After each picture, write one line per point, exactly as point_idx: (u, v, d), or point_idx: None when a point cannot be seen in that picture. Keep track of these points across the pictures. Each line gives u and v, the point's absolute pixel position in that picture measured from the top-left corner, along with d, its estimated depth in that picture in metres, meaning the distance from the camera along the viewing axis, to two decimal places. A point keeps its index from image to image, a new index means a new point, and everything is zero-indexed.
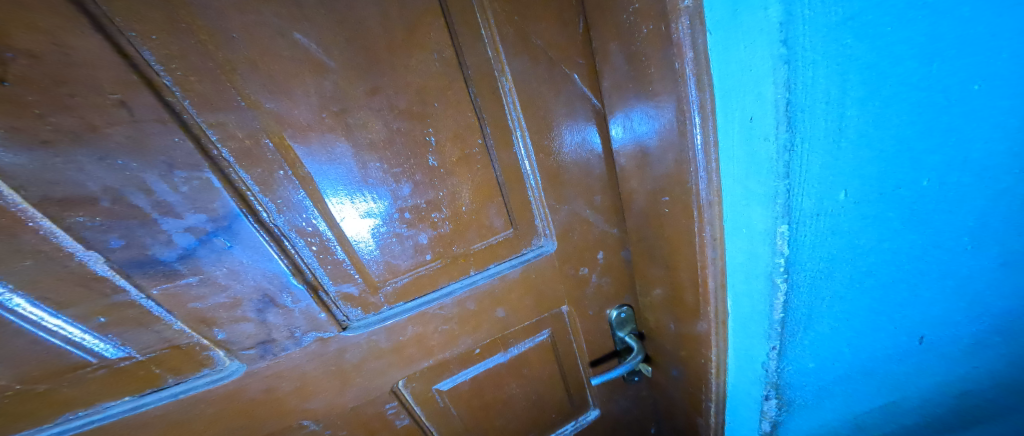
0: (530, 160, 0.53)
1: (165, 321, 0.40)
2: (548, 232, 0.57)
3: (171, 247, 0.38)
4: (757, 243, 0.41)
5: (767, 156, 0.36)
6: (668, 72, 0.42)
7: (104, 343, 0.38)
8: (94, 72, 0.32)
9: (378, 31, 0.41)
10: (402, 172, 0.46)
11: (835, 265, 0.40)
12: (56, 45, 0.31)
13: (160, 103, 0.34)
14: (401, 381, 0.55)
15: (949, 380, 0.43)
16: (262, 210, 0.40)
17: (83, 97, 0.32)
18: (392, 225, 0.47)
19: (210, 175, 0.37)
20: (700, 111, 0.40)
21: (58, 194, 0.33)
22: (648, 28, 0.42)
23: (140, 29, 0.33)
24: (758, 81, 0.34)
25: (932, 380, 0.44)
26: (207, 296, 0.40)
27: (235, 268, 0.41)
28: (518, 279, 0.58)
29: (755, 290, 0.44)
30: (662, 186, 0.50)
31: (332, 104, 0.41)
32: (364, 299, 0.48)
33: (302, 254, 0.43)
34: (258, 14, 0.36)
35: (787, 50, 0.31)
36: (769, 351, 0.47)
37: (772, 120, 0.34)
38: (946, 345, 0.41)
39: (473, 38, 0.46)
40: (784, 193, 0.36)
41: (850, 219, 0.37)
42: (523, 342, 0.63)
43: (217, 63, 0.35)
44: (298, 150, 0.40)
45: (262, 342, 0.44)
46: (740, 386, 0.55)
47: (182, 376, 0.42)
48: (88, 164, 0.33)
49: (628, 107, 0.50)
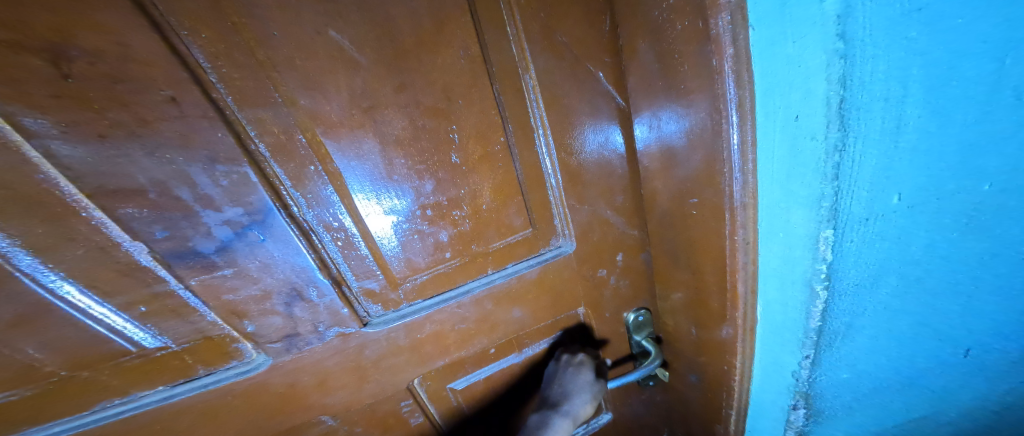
0: (552, 159, 0.53)
1: (200, 313, 0.40)
2: (567, 232, 0.57)
3: (210, 239, 0.38)
4: (795, 248, 0.43)
5: (814, 157, 0.37)
6: (704, 70, 0.41)
7: (143, 332, 0.39)
8: (149, 69, 0.33)
9: (409, 28, 0.41)
10: (425, 170, 0.46)
11: (882, 271, 0.39)
12: (115, 43, 0.31)
13: (205, 99, 0.35)
14: (417, 379, 0.56)
15: (997, 395, 0.41)
16: (294, 205, 0.41)
17: (138, 93, 0.33)
18: (414, 221, 0.47)
19: (248, 170, 0.37)
20: (739, 110, 0.40)
21: (110, 186, 0.34)
22: (683, 24, 0.41)
23: (191, 27, 0.33)
24: (809, 77, 0.34)
25: (976, 396, 0.42)
26: (240, 288, 0.41)
27: (267, 262, 0.41)
28: (536, 279, 0.57)
29: (791, 296, 0.46)
30: (689, 187, 0.49)
31: (361, 100, 0.41)
32: (385, 296, 0.49)
33: (328, 249, 0.44)
34: (297, 10, 0.36)
35: (844, 44, 0.32)
36: (802, 360, 0.49)
37: (823, 119, 0.35)
38: (997, 360, 0.39)
39: (500, 36, 0.46)
40: (830, 196, 0.38)
41: (901, 223, 0.36)
42: (539, 343, 0.64)
43: (259, 60, 0.36)
44: (328, 146, 0.41)
45: (288, 335, 0.45)
46: (764, 394, 0.56)
47: (212, 367, 0.43)
48: (138, 157, 0.34)
49: (657, 107, 0.49)
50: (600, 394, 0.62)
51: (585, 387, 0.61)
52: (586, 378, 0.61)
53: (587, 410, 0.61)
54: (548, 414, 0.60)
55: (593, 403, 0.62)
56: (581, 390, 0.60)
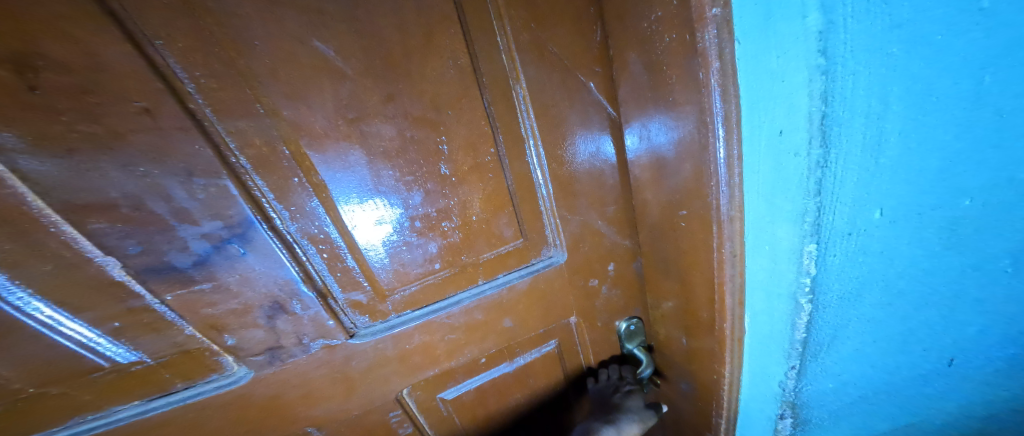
0: (542, 169, 0.52)
1: (177, 327, 0.40)
2: (558, 242, 0.57)
3: (186, 254, 0.38)
4: (781, 262, 0.43)
5: (796, 171, 0.37)
6: (691, 82, 0.40)
7: (116, 347, 0.38)
8: (122, 80, 0.32)
9: (395, 38, 0.41)
10: (414, 180, 0.46)
11: (865, 285, 0.40)
12: (85, 53, 0.30)
13: (183, 111, 0.34)
14: (406, 390, 0.55)
15: (977, 402, 0.42)
16: (276, 217, 0.40)
17: (109, 105, 0.32)
18: (404, 233, 0.47)
19: (228, 183, 0.37)
20: (725, 124, 0.40)
21: (80, 201, 0.33)
22: (671, 37, 0.41)
23: (167, 37, 0.32)
24: (792, 92, 0.35)
25: (957, 403, 0.43)
26: (219, 302, 0.40)
27: (248, 275, 0.40)
28: (526, 290, 0.57)
29: (777, 309, 0.46)
30: (678, 199, 0.49)
31: (347, 111, 0.40)
32: (372, 307, 0.48)
33: (313, 261, 0.43)
34: (279, 20, 0.36)
35: (826, 60, 0.32)
36: (787, 371, 0.50)
37: (805, 134, 0.35)
38: (978, 369, 0.40)
39: (488, 46, 0.45)
40: (813, 211, 0.38)
41: (884, 237, 0.37)
42: (530, 352, 0.63)
43: (239, 70, 0.35)
44: (313, 158, 0.40)
45: (270, 348, 0.44)
46: (752, 402, 0.57)
47: (191, 381, 0.42)
48: (110, 170, 0.33)
49: (646, 117, 0.49)
50: (648, 421, 0.64)
51: (635, 410, 0.64)
52: (636, 399, 0.65)
53: (633, 433, 0.63)
54: (593, 424, 0.63)
55: (639, 429, 0.63)
56: (631, 411, 0.63)
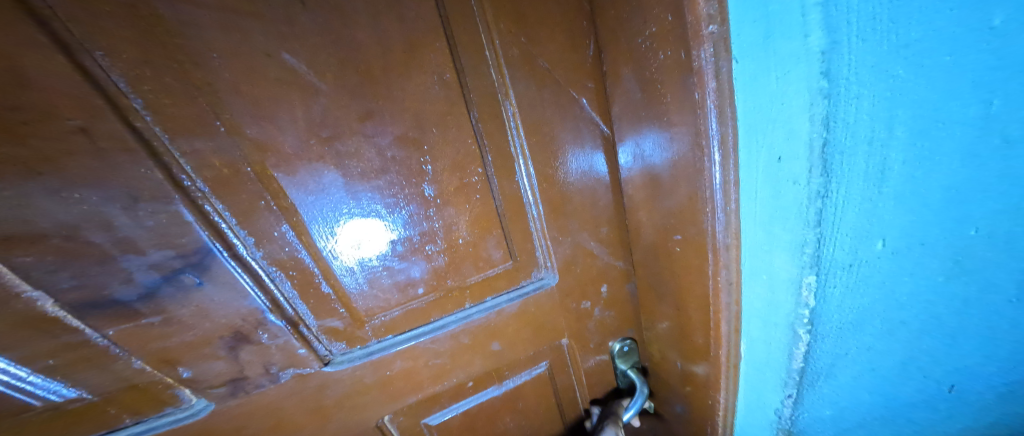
0: (533, 188, 0.50)
1: (123, 360, 0.37)
2: (548, 264, 0.54)
3: (131, 286, 0.35)
4: (779, 292, 0.41)
5: (795, 200, 0.35)
6: (687, 102, 0.38)
7: (50, 385, 0.35)
8: (54, 97, 0.29)
9: (373, 51, 0.39)
10: (395, 202, 0.43)
11: (868, 317, 0.37)
12: (12, 68, 0.28)
13: (127, 128, 0.32)
14: (387, 416, 0.51)
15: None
16: (240, 244, 0.37)
17: (39, 124, 0.30)
18: (385, 257, 0.44)
19: (182, 208, 0.35)
20: (721, 148, 0.38)
21: (6, 231, 0.30)
22: (665, 54, 0.39)
23: (108, 47, 0.30)
24: (792, 115, 0.33)
25: None
26: (172, 335, 0.37)
27: (204, 306, 0.38)
28: (515, 314, 0.54)
29: (774, 337, 0.44)
30: (673, 223, 0.47)
31: (320, 129, 0.38)
32: (350, 333, 0.45)
33: (283, 288, 0.40)
34: (243, 32, 0.34)
35: (829, 83, 0.30)
36: (784, 399, 0.47)
37: (805, 163, 0.33)
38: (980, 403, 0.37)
39: (475, 60, 0.43)
40: (813, 242, 0.36)
41: (885, 268, 0.34)
42: (520, 375, 0.60)
43: (195, 84, 0.33)
44: (283, 180, 0.38)
45: (233, 379, 0.41)
46: (748, 427, 0.54)
47: (140, 416, 0.39)
48: (38, 198, 0.31)
49: (640, 134, 0.46)
50: None
51: None
52: None
53: None
54: None
55: None
56: None
